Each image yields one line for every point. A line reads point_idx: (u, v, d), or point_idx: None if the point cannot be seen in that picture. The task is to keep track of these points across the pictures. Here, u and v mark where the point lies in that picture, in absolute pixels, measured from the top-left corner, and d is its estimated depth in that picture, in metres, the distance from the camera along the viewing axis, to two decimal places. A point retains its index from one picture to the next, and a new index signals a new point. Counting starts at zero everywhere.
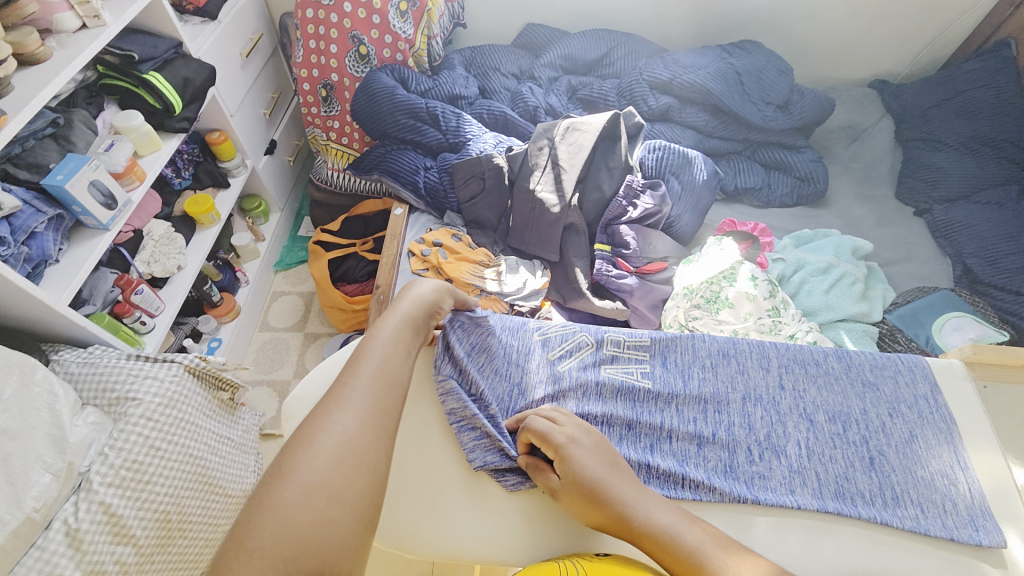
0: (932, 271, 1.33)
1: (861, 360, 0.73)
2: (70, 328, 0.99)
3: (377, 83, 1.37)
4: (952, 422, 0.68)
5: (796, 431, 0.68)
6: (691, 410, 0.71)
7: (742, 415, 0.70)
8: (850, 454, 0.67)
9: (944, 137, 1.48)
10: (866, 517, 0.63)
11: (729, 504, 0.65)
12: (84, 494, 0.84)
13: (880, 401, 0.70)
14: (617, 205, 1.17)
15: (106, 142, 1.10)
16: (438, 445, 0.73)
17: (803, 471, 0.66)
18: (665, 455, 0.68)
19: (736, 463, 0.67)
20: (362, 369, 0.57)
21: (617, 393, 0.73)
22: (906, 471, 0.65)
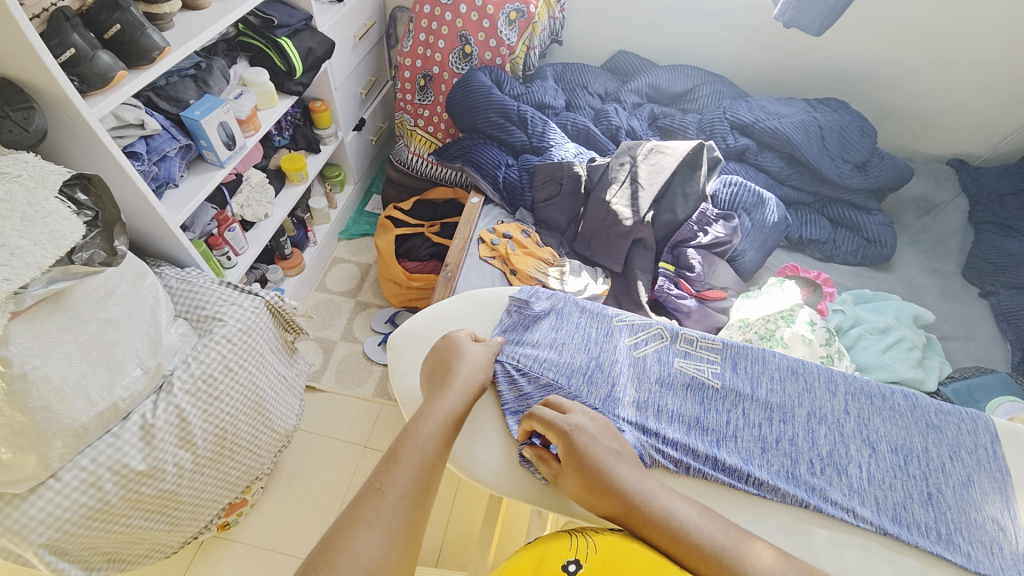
0: (991, 354, 1.31)
1: (926, 402, 0.73)
2: (174, 247, 1.09)
3: (475, 81, 1.47)
4: (1009, 475, 0.68)
5: (858, 454, 0.69)
6: (756, 415, 0.72)
7: (806, 430, 0.71)
8: (909, 486, 0.67)
9: (1020, 224, 1.46)
10: (921, 547, 0.63)
11: (787, 507, 0.67)
12: (164, 395, 0.92)
13: (942, 442, 0.70)
14: (688, 229, 1.21)
15: (235, 92, 1.20)
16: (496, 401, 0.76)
17: (862, 492, 0.67)
18: (731, 451, 0.70)
19: (798, 471, 0.68)
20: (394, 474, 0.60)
21: (687, 386, 0.76)
22: (961, 511, 0.66)
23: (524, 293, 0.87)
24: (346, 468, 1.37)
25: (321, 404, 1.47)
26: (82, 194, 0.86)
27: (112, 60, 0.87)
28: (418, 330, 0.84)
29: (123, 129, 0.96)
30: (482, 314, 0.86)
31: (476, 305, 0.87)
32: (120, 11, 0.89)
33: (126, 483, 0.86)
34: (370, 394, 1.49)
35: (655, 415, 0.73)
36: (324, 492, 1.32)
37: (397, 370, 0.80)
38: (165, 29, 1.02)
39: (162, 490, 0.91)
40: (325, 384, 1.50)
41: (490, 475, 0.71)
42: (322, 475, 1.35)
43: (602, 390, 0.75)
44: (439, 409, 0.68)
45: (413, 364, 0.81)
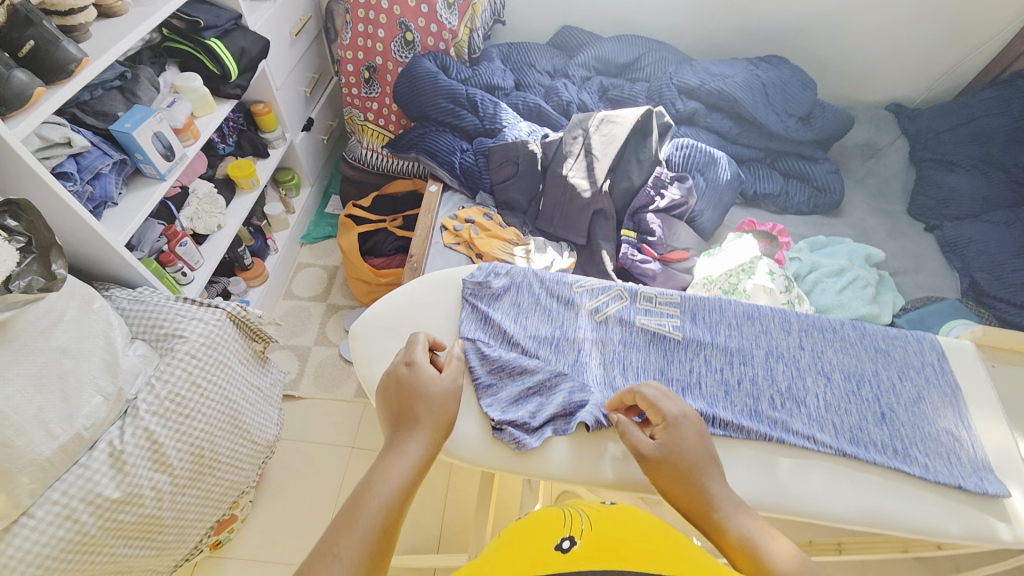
0: (940, 283, 1.38)
1: (874, 330, 0.78)
2: (121, 268, 1.04)
3: (421, 68, 1.44)
4: (956, 388, 0.73)
5: (815, 386, 0.73)
6: (717, 361, 0.75)
7: (765, 368, 0.74)
8: (863, 408, 0.71)
9: (957, 159, 1.54)
10: (880, 463, 0.67)
11: (755, 441, 0.69)
12: (130, 420, 0.89)
13: (891, 365, 0.74)
14: (645, 194, 1.23)
15: (168, 100, 1.14)
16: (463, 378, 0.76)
17: (821, 419, 0.70)
18: (696, 397, 0.72)
19: (760, 408, 0.71)
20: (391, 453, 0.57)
21: (649, 342, 0.78)
22: (914, 426, 0.70)
23: (483, 269, 0.86)
24: (336, 472, 1.35)
25: (302, 411, 1.45)
26: (12, 220, 0.81)
27: (29, 76, 0.81)
28: (379, 318, 0.83)
29: (48, 149, 0.91)
30: (442, 294, 0.85)
31: (434, 286, 0.86)
32: (33, 27, 0.84)
33: (102, 512, 0.83)
34: (351, 395, 1.48)
35: (621, 373, 0.76)
36: (317, 497, 1.31)
37: (362, 360, 0.79)
38: (83, 41, 0.97)
39: (142, 516, 0.88)
40: (304, 392, 1.47)
41: (464, 448, 0.71)
42: (312, 482, 1.34)
43: (568, 357, 0.77)
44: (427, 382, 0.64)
45: (376, 352, 0.80)
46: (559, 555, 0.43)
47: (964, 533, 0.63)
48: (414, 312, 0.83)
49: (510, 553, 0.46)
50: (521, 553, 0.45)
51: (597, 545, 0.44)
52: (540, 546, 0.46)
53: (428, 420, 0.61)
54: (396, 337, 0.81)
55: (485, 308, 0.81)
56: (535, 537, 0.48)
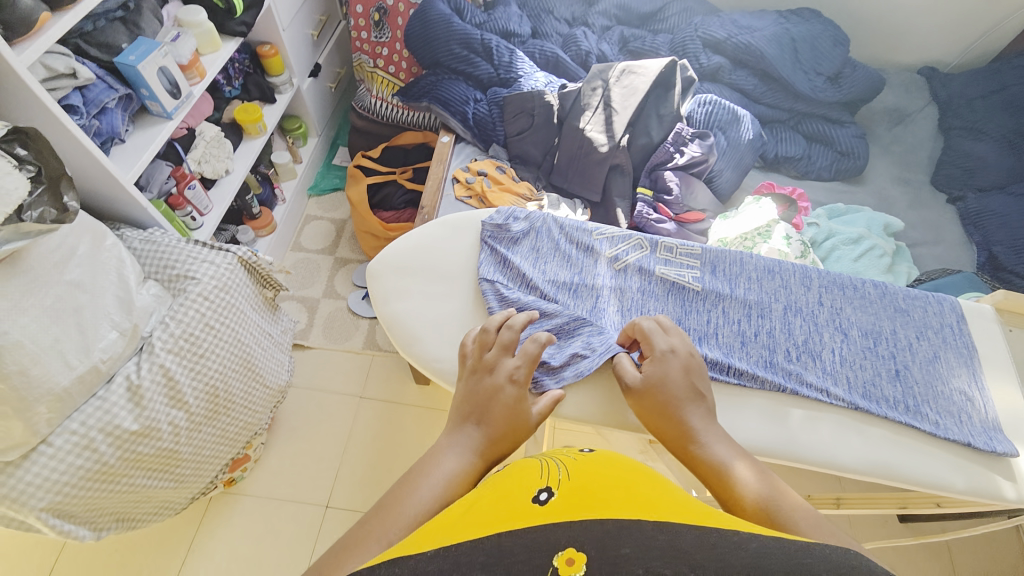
0: (957, 255, 1.36)
1: (894, 289, 0.77)
2: (130, 207, 1.03)
3: (434, 10, 1.37)
4: (973, 350, 0.73)
5: (831, 340, 0.73)
6: (735, 312, 0.75)
7: (783, 322, 0.74)
8: (878, 364, 0.71)
9: (987, 127, 1.48)
10: (890, 417, 0.68)
11: (766, 393, 0.70)
12: (146, 356, 0.90)
13: (909, 324, 0.74)
14: (664, 151, 1.19)
15: (172, 34, 1.10)
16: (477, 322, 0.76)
17: (835, 373, 0.71)
18: (712, 347, 0.72)
19: (775, 359, 0.72)
20: (450, 447, 0.55)
21: (668, 291, 0.77)
22: (928, 384, 0.70)
23: (501, 214, 0.84)
24: (344, 420, 1.39)
25: (312, 361, 1.47)
26: (21, 148, 0.79)
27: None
28: (396, 258, 0.82)
29: (54, 79, 0.88)
30: (459, 237, 0.84)
31: (452, 228, 0.84)
32: None
33: (121, 443, 0.86)
34: (360, 347, 1.49)
35: None
36: (326, 442, 1.35)
37: (379, 299, 0.80)
38: None
39: (160, 449, 0.91)
40: (313, 342, 1.49)
41: None
42: (322, 428, 1.38)
43: (587, 302, 0.77)
44: (521, 406, 0.60)
45: (392, 291, 0.80)
46: (537, 509, 0.40)
47: (968, 488, 0.65)
48: (431, 254, 0.82)
49: (482, 503, 0.43)
50: (493, 505, 0.42)
51: (576, 498, 0.41)
52: (515, 499, 0.42)
53: (503, 439, 0.57)
54: (412, 278, 0.81)
55: (504, 252, 0.80)
56: (507, 489, 0.44)
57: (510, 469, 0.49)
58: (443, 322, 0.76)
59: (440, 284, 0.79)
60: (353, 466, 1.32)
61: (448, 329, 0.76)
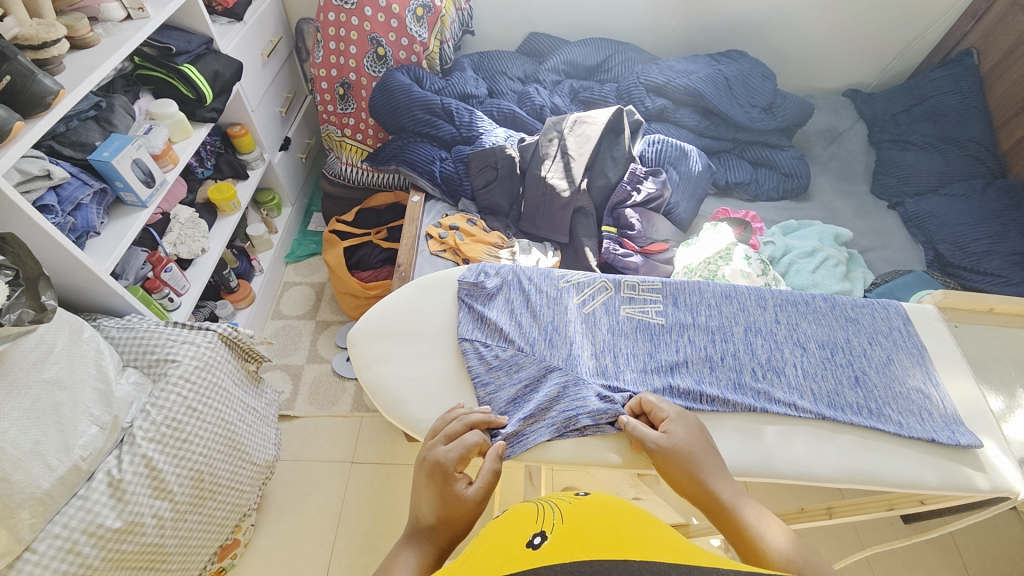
0: (907, 257, 1.46)
1: (843, 301, 0.83)
2: (108, 297, 1.04)
3: (395, 81, 1.46)
4: (923, 349, 0.78)
5: (792, 355, 0.77)
6: (700, 339, 0.79)
7: (745, 342, 0.78)
8: (839, 373, 0.75)
9: (912, 137, 1.62)
10: (858, 423, 0.71)
11: (739, 413, 0.73)
12: (127, 448, 0.88)
13: (861, 331, 0.79)
14: (622, 190, 1.27)
15: (145, 128, 1.16)
16: (460, 378, 0.78)
17: (800, 386, 0.74)
18: (684, 376, 0.76)
19: (743, 380, 0.75)
20: (411, 543, 0.57)
21: (636, 329, 0.81)
22: (887, 387, 0.74)
23: (473, 271, 0.88)
24: (337, 488, 1.35)
25: (299, 430, 1.44)
26: None
27: (7, 111, 0.80)
28: (376, 324, 0.84)
29: (28, 182, 0.90)
30: (434, 297, 0.87)
31: (427, 290, 0.88)
32: (7, 61, 0.83)
33: (104, 543, 0.83)
34: (348, 410, 1.48)
35: (612, 361, 0.78)
36: (321, 515, 1.31)
37: (362, 365, 0.81)
38: (56, 73, 0.96)
39: (144, 545, 0.88)
40: (299, 410, 1.47)
41: None
42: (316, 499, 1.33)
43: (561, 350, 0.79)
44: (454, 492, 0.60)
45: (374, 357, 0.81)
46: (532, 553, 0.41)
47: (942, 484, 0.68)
48: (408, 316, 0.85)
49: (479, 555, 0.44)
50: (489, 554, 0.43)
51: (568, 540, 0.42)
52: (511, 545, 0.43)
53: (440, 526, 0.58)
54: (394, 341, 0.83)
55: (481, 308, 0.83)
56: (503, 537, 0.45)
57: (505, 517, 0.50)
58: (424, 382, 0.78)
59: (419, 346, 0.82)
60: (349, 536, 1.28)
61: (431, 390, 0.77)
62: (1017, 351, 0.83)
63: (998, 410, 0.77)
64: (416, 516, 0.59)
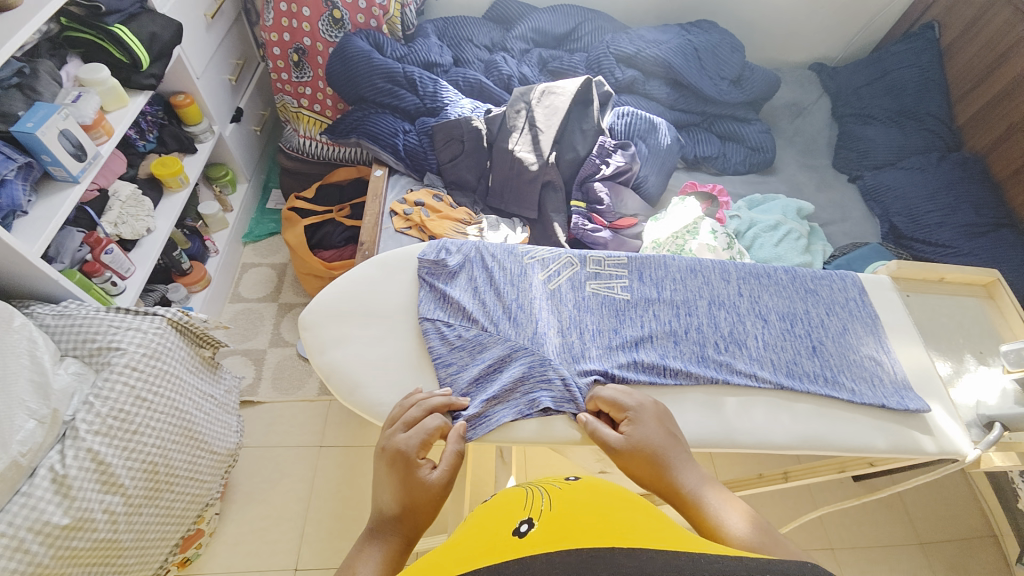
0: (864, 230, 1.51)
1: (804, 273, 0.84)
2: (41, 282, 0.96)
3: (353, 46, 1.36)
4: (876, 319, 0.81)
5: (754, 328, 0.78)
6: (666, 314, 0.79)
7: (709, 316, 0.79)
8: (798, 344, 0.77)
9: (873, 111, 1.65)
10: (814, 392, 0.73)
11: (703, 386, 0.74)
12: (70, 442, 0.83)
13: (819, 303, 0.81)
14: (591, 164, 1.25)
15: (72, 95, 1.05)
16: (421, 358, 0.76)
17: (761, 357, 0.76)
18: (648, 351, 0.76)
19: (706, 353, 0.76)
20: (376, 535, 0.54)
21: (602, 305, 0.81)
22: (842, 355, 0.77)
23: (434, 248, 0.85)
24: (305, 473, 1.33)
25: (264, 416, 1.40)
26: None
27: None
28: (332, 306, 0.81)
29: None
30: (393, 275, 0.84)
31: (386, 269, 0.84)
32: None
33: (53, 540, 0.79)
34: (315, 393, 1.44)
35: (578, 337, 0.78)
36: (290, 501, 1.29)
37: (316, 349, 0.78)
38: None
39: (97, 540, 0.84)
40: (263, 396, 1.42)
41: None
42: (284, 485, 1.31)
43: (526, 328, 0.78)
44: (418, 479, 0.59)
45: (331, 339, 0.78)
46: (520, 540, 0.40)
47: (889, 446, 0.71)
48: (365, 296, 0.82)
49: (465, 542, 0.43)
50: (476, 541, 0.42)
51: (556, 526, 0.41)
52: (499, 531, 0.42)
53: (408, 513, 0.56)
54: (351, 323, 0.80)
55: (443, 287, 0.81)
56: (491, 523, 0.45)
57: (496, 500, 0.50)
58: (383, 363, 0.76)
59: (377, 327, 0.79)
60: (319, 520, 1.27)
61: (391, 371, 0.75)
62: (968, 318, 0.87)
63: (947, 374, 0.82)
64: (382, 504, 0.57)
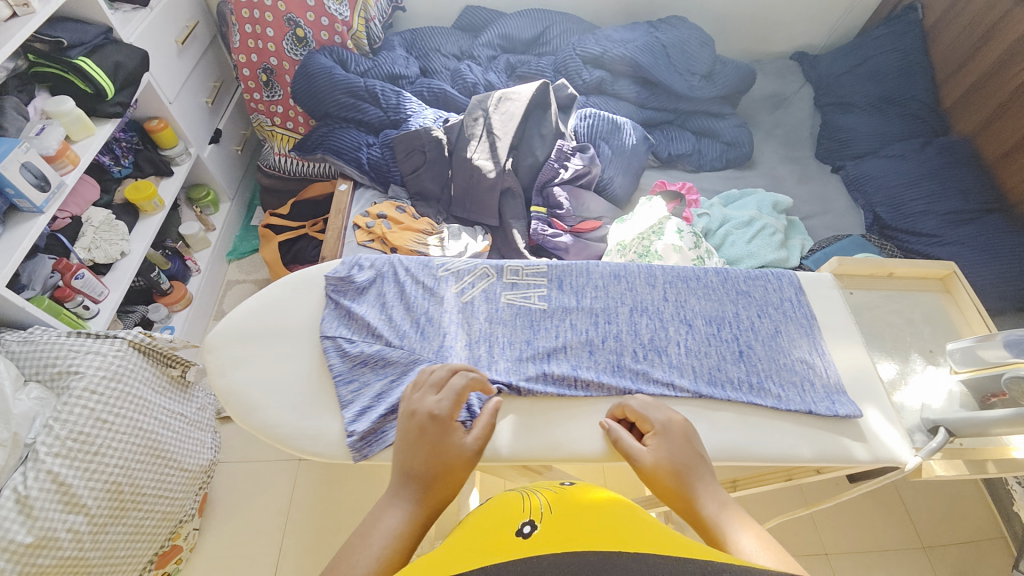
0: (847, 221, 1.45)
1: (736, 274, 0.84)
2: (10, 310, 1.00)
3: (315, 63, 1.39)
4: (812, 320, 0.80)
5: (676, 333, 0.78)
6: (582, 322, 0.79)
7: (630, 323, 0.79)
8: (723, 349, 0.77)
9: (854, 99, 1.60)
10: (735, 399, 0.73)
11: (614, 397, 0.74)
12: (31, 464, 0.85)
13: (751, 304, 0.81)
14: (549, 168, 1.23)
15: (37, 128, 1.08)
16: (319, 376, 0.77)
17: (681, 365, 0.76)
18: (561, 363, 0.77)
19: (623, 362, 0.76)
20: (397, 500, 0.55)
21: (516, 316, 0.81)
22: (770, 359, 0.76)
23: (345, 264, 0.85)
24: (286, 484, 1.34)
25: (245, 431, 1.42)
26: None
27: None
28: (235, 326, 0.81)
29: None
30: (300, 293, 0.84)
31: (294, 287, 0.84)
32: None
33: (19, 558, 0.83)
34: None
35: (487, 351, 0.77)
36: (271, 513, 1.30)
37: (216, 371, 0.78)
38: None
39: (63, 558, 0.87)
40: None
41: (317, 446, 0.72)
42: (265, 497, 1.32)
43: (433, 342, 0.78)
44: (449, 443, 0.61)
45: (232, 360, 0.78)
46: (522, 540, 0.41)
47: (815, 455, 0.70)
48: (269, 315, 0.82)
49: (468, 542, 0.43)
50: (480, 540, 0.42)
51: (557, 528, 0.42)
52: (502, 532, 0.43)
53: (443, 476, 0.58)
54: (254, 343, 0.80)
55: (348, 304, 0.81)
56: (492, 524, 0.45)
57: (493, 505, 0.50)
58: (280, 383, 0.76)
59: (279, 346, 0.79)
60: (300, 532, 1.28)
61: (289, 392, 0.75)
62: (918, 314, 0.86)
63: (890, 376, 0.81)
64: (413, 465, 0.58)
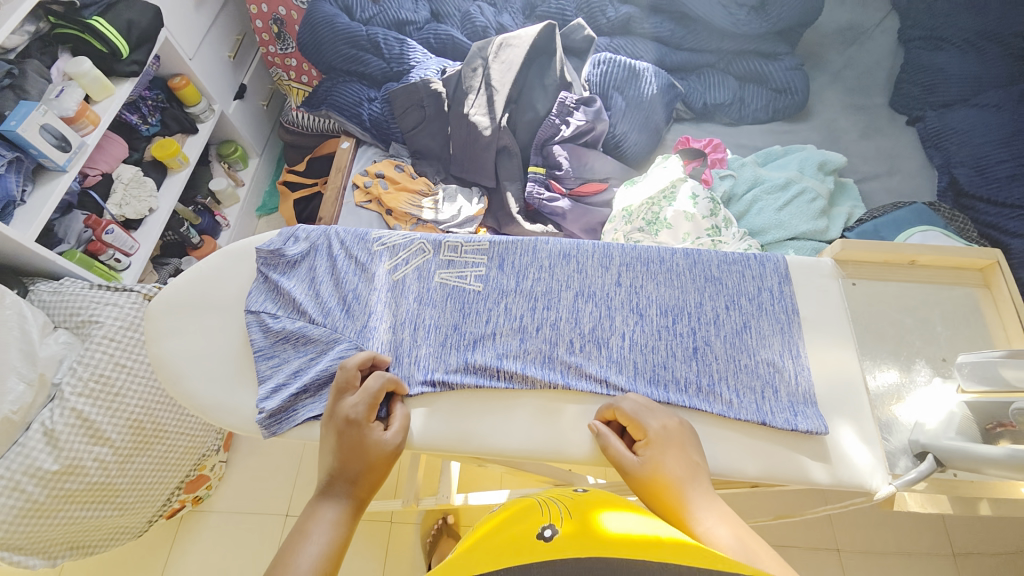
0: (916, 185, 1.22)
1: (707, 258, 0.79)
2: (43, 263, 1.11)
3: (319, 12, 1.34)
4: (791, 315, 0.76)
5: (624, 323, 0.75)
6: (518, 308, 0.77)
7: (571, 310, 0.76)
8: (674, 344, 0.74)
9: (948, 32, 1.30)
10: (676, 400, 0.71)
11: (540, 391, 0.73)
12: (57, 402, 0.97)
13: (719, 295, 0.77)
14: (549, 125, 1.14)
15: (55, 89, 1.13)
16: (243, 350, 0.80)
17: (620, 359, 0.74)
18: (485, 352, 0.75)
19: (555, 353, 0.74)
20: (328, 499, 0.61)
21: (446, 297, 0.79)
22: (728, 358, 0.73)
23: (281, 236, 0.85)
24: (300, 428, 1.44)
25: None
26: None
27: None
28: (172, 296, 0.84)
29: None
30: (235, 266, 0.85)
31: (229, 259, 0.86)
32: None
33: (47, 482, 0.95)
34: None
35: (410, 334, 0.77)
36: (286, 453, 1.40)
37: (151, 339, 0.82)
38: None
39: (91, 483, 1.00)
40: None
41: (234, 418, 0.76)
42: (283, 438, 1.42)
43: (357, 321, 0.78)
44: (369, 441, 0.65)
45: (167, 330, 0.82)
46: (545, 546, 0.42)
47: (759, 473, 0.68)
48: (204, 287, 0.84)
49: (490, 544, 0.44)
50: (503, 544, 0.43)
51: (581, 535, 0.43)
52: (523, 536, 0.44)
53: (368, 474, 0.63)
54: (188, 314, 0.83)
55: (276, 278, 0.82)
56: (513, 527, 0.46)
57: (511, 506, 0.51)
58: (207, 355, 0.80)
59: (211, 318, 0.82)
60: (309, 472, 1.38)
61: (215, 364, 0.79)
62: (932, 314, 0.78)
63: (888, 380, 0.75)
64: (340, 468, 0.63)
